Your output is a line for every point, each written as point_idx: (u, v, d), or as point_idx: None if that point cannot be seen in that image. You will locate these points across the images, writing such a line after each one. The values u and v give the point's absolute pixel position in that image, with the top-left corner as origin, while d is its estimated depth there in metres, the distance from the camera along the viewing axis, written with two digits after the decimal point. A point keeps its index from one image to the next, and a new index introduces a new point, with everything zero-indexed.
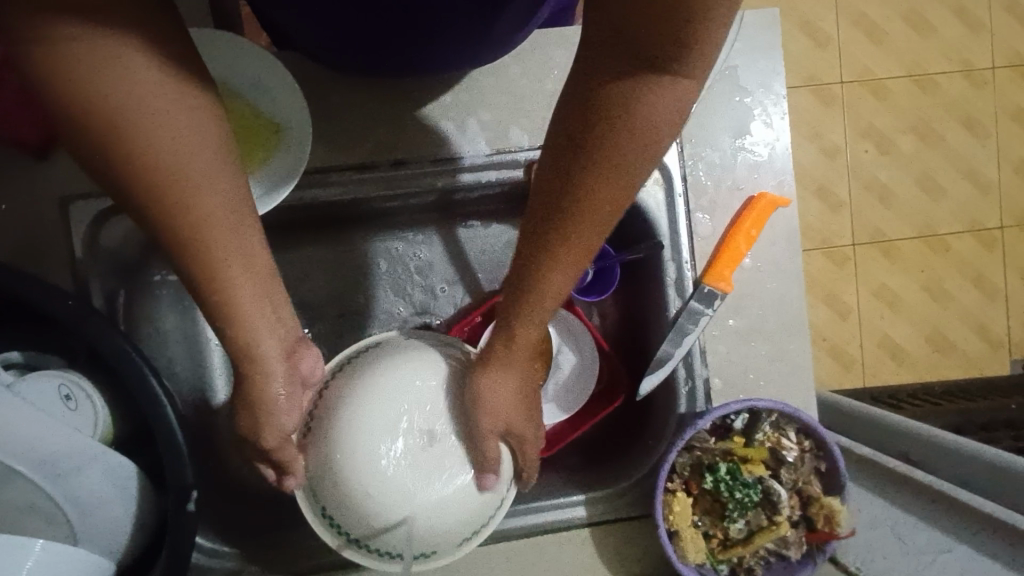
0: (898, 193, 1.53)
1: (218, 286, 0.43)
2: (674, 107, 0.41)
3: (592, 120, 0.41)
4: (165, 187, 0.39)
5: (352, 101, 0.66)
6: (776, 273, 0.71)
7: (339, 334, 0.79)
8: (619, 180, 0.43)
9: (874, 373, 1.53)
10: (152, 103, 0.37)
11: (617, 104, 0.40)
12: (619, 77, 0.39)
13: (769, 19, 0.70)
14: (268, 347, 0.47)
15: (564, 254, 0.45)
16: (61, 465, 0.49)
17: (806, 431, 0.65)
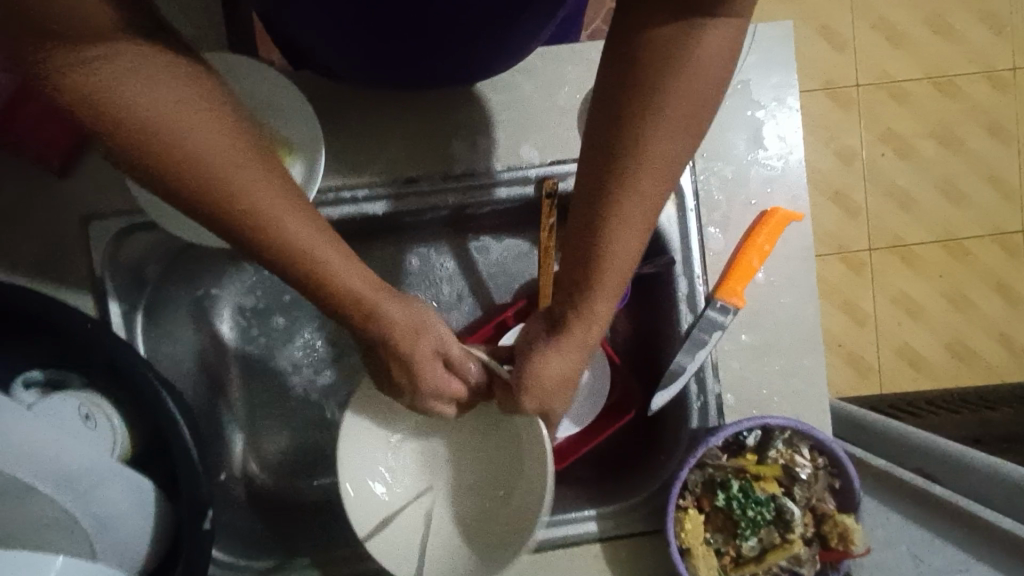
0: (917, 198, 1.51)
1: (316, 267, 0.47)
2: (722, 48, 0.45)
3: (645, 75, 0.46)
4: (227, 184, 0.42)
5: (366, 118, 0.66)
6: (790, 288, 0.71)
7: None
8: (683, 132, 0.47)
9: (892, 380, 1.51)
10: (178, 105, 0.40)
11: (671, 52, 0.45)
12: (662, 30, 0.45)
13: (784, 32, 0.70)
14: (380, 326, 0.53)
15: (633, 212, 0.49)
16: (83, 481, 0.50)
17: (820, 449, 0.64)
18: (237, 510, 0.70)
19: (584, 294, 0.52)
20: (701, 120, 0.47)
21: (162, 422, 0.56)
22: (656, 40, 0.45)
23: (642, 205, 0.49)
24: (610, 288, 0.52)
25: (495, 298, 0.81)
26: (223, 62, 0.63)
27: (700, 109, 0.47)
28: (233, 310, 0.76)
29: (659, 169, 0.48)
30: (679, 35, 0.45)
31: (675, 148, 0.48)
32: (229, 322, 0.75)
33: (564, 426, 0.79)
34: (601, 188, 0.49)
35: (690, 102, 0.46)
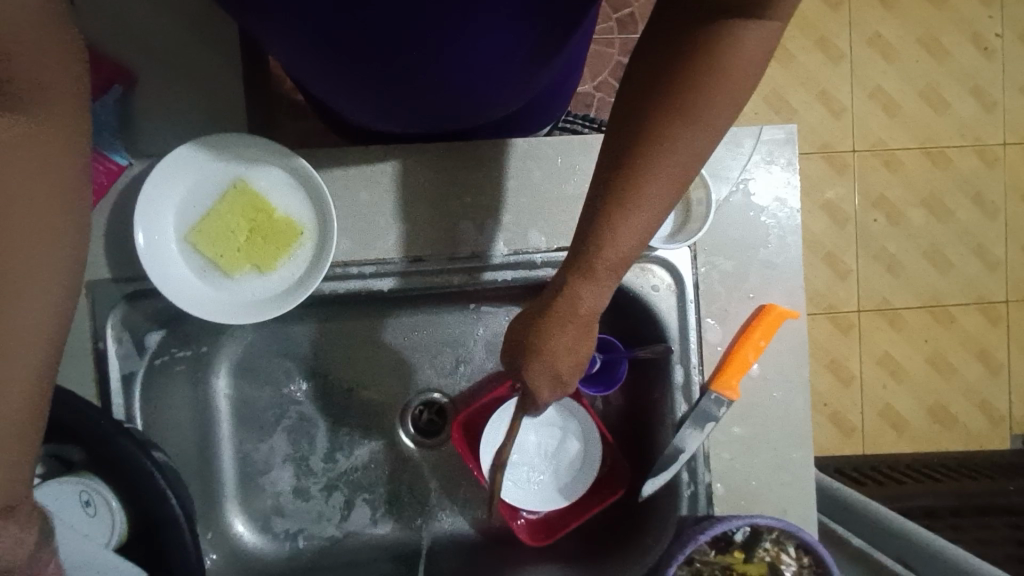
0: (905, 263, 1.54)
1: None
2: (759, 48, 0.46)
3: (681, 61, 0.47)
4: None
5: (376, 193, 0.67)
6: (782, 382, 0.72)
7: (325, 412, 0.79)
8: (705, 127, 0.48)
9: (875, 441, 1.53)
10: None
11: (715, 48, 0.46)
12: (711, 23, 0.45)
13: (788, 135, 0.72)
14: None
15: (649, 185, 0.50)
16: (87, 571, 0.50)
17: (806, 548, 0.64)
18: None
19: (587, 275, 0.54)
20: (718, 112, 0.48)
21: (161, 523, 0.56)
22: (699, 32, 0.46)
23: (663, 193, 0.51)
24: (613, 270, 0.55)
25: (493, 367, 0.82)
26: (230, 139, 0.62)
27: (725, 105, 0.48)
28: (231, 368, 0.77)
29: (683, 155, 0.49)
30: (720, 30, 0.45)
31: (693, 138, 0.49)
32: (226, 379, 0.76)
33: (553, 497, 0.79)
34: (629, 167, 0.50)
35: (714, 97, 0.47)
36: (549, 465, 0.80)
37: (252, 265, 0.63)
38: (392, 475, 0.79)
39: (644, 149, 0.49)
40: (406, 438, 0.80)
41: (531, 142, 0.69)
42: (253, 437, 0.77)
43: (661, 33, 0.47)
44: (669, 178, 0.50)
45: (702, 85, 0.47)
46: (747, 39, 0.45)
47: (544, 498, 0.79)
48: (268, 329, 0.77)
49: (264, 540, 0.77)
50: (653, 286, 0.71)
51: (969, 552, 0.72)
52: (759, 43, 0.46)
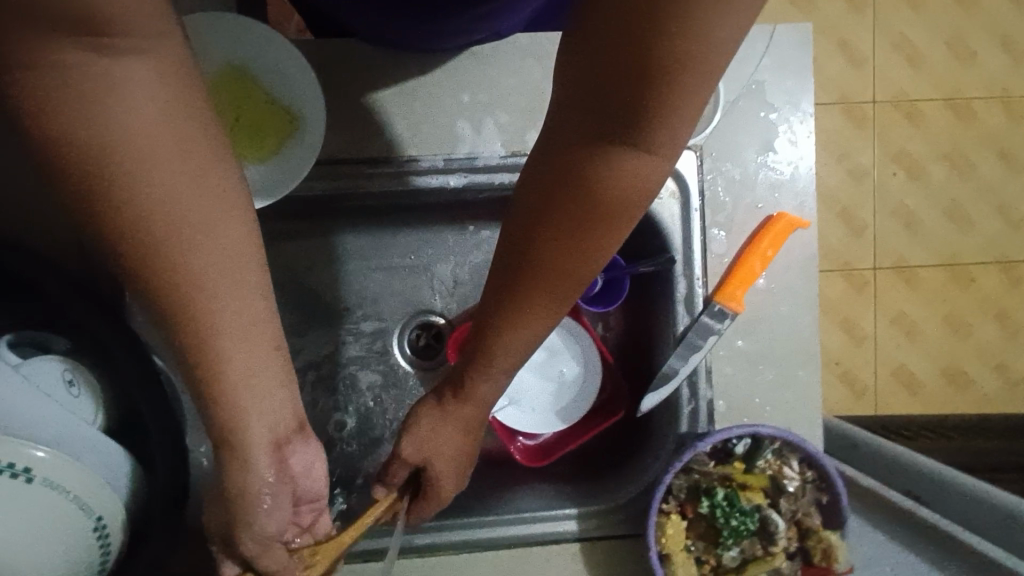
0: (924, 220, 1.49)
1: (224, 391, 0.43)
2: (641, 181, 0.40)
3: (563, 196, 0.42)
4: (176, 265, 0.37)
5: (368, 93, 0.65)
6: (789, 296, 0.69)
7: (321, 325, 0.78)
8: (583, 248, 0.44)
9: (886, 402, 1.49)
10: (133, 109, 0.33)
11: (583, 178, 0.40)
12: (578, 148, 0.40)
13: (803, 35, 0.68)
14: (254, 425, 0.45)
15: (537, 304, 0.47)
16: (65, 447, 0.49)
17: (809, 462, 0.63)
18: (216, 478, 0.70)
19: (471, 371, 0.52)
20: (595, 235, 0.43)
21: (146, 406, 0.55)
22: (574, 160, 0.40)
23: (541, 313, 0.48)
24: (488, 373, 0.52)
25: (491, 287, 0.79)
26: (220, 21, 0.60)
27: (608, 224, 0.43)
28: None
29: (561, 278, 0.45)
30: (588, 155, 0.39)
31: (571, 263, 0.45)
32: None
33: (552, 421, 0.77)
34: (506, 282, 0.47)
35: (591, 218, 0.42)
36: (550, 390, 0.78)
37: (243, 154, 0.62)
38: (390, 394, 0.78)
39: (520, 264, 0.46)
40: (402, 358, 0.79)
41: (531, 39, 0.66)
42: None
43: (543, 158, 0.42)
44: (544, 296, 0.46)
45: (578, 210, 0.42)
46: (623, 168, 0.39)
47: (543, 422, 0.77)
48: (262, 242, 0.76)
49: None
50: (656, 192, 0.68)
51: (977, 479, 0.70)
52: (644, 176, 0.40)
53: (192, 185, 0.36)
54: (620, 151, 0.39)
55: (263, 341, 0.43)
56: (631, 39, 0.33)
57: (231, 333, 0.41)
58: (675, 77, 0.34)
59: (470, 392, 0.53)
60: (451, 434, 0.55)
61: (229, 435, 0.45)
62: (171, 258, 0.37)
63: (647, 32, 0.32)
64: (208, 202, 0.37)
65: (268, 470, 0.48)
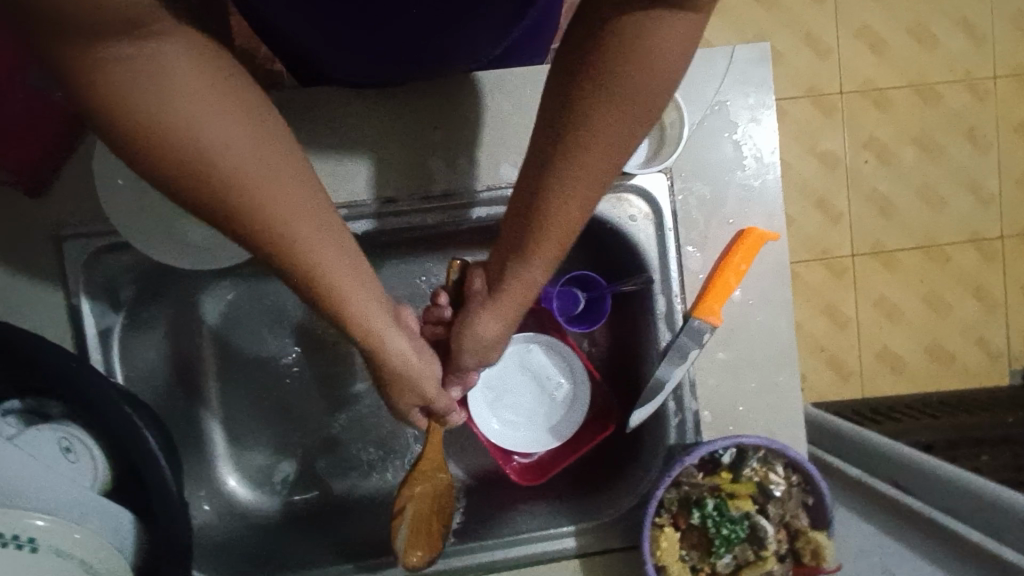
0: (897, 204, 1.52)
1: (344, 305, 0.50)
2: (681, 41, 0.41)
3: (597, 72, 0.43)
4: (278, 216, 0.43)
5: (342, 136, 0.66)
6: (766, 306, 0.71)
7: (312, 363, 0.79)
8: (626, 117, 0.45)
9: (872, 383, 1.53)
10: (192, 92, 0.37)
11: (620, 52, 0.41)
12: (616, 22, 0.40)
13: (762, 53, 0.70)
14: (377, 319, 0.52)
15: (575, 188, 0.49)
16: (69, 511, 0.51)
17: (793, 466, 0.65)
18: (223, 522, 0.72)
19: (520, 259, 0.54)
20: (642, 98, 0.44)
21: (141, 459, 0.56)
22: (613, 32, 0.41)
23: (587, 168, 0.48)
24: (535, 262, 0.54)
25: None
26: None
27: (643, 100, 0.44)
28: (213, 327, 0.77)
29: (601, 144, 0.46)
30: (628, 23, 0.40)
31: (620, 122, 0.45)
32: (210, 338, 0.77)
33: (545, 439, 0.79)
34: (549, 176, 0.49)
35: (634, 88, 0.43)
36: (546, 405, 0.81)
37: None
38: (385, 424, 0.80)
39: (565, 156, 0.47)
40: None
41: (498, 74, 0.67)
42: (242, 392, 0.78)
43: (576, 44, 0.43)
44: (590, 168, 0.48)
45: (616, 89, 0.43)
46: (658, 32, 0.40)
47: (538, 439, 0.79)
48: (249, 287, 0.78)
49: (256, 496, 0.77)
50: (631, 216, 0.70)
51: (955, 464, 0.72)
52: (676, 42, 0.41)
53: (259, 141, 0.41)
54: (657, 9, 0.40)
55: (345, 241, 0.48)
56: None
57: (317, 239, 0.45)
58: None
59: (499, 295, 0.58)
60: (513, 305, 0.58)
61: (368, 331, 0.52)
62: (270, 213, 0.42)
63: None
64: (264, 138, 0.42)
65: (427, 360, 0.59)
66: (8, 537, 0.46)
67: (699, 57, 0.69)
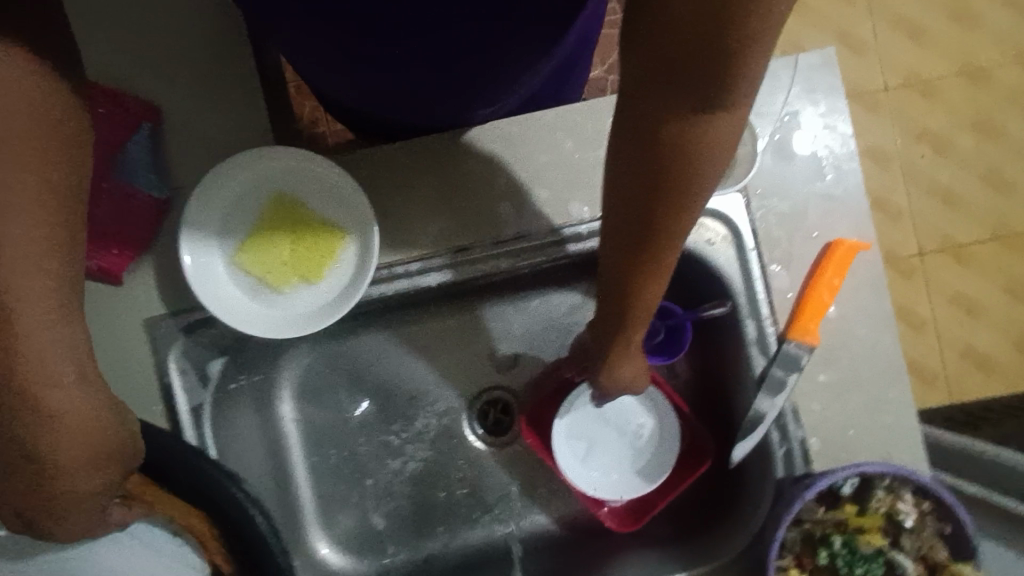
0: (961, 194, 1.44)
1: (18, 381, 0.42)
2: (728, 130, 0.41)
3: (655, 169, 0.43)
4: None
5: (408, 190, 0.66)
6: (864, 319, 0.67)
7: (393, 422, 0.78)
8: (687, 201, 0.45)
9: (961, 386, 1.40)
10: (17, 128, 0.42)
11: (675, 152, 0.42)
12: (666, 127, 0.41)
13: (825, 58, 0.68)
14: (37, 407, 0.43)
15: (653, 273, 0.50)
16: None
17: (923, 491, 0.60)
18: None
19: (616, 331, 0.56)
20: (699, 187, 0.44)
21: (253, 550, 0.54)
22: (664, 135, 0.41)
23: (662, 251, 0.49)
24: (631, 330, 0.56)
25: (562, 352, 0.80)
26: (266, 152, 0.61)
27: (699, 186, 0.44)
28: (295, 393, 0.77)
29: (671, 227, 0.47)
30: (680, 126, 0.40)
31: (683, 209, 0.46)
32: (291, 404, 0.77)
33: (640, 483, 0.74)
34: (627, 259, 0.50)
35: (691, 179, 0.43)
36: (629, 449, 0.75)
37: (300, 277, 0.62)
38: (470, 478, 0.78)
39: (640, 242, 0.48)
40: (475, 438, 0.79)
41: (558, 111, 0.67)
42: (327, 458, 0.77)
43: (626, 146, 0.44)
44: (661, 251, 0.49)
45: (677, 181, 0.44)
46: (708, 128, 0.40)
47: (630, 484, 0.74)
48: (325, 351, 0.77)
49: (349, 562, 0.76)
50: (707, 240, 0.67)
51: None
52: (723, 133, 0.41)
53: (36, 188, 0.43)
54: (704, 113, 0.40)
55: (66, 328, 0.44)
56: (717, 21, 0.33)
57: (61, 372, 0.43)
58: (748, 49, 0.35)
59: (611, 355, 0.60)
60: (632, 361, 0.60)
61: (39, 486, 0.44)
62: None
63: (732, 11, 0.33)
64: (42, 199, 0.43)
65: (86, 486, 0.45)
66: None
67: None
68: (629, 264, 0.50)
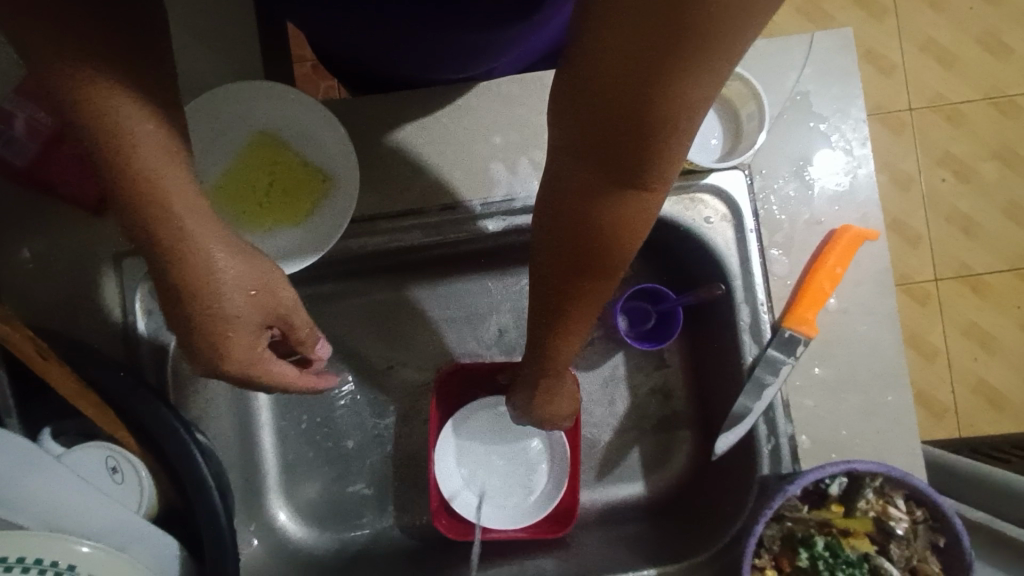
0: (983, 223, 1.34)
1: (217, 303, 0.41)
2: (646, 214, 0.37)
3: (572, 239, 0.39)
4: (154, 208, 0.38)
5: (397, 143, 0.64)
6: (866, 315, 0.63)
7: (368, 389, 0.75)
8: (603, 279, 0.42)
9: (972, 423, 1.31)
10: (140, 133, 0.37)
11: (592, 228, 0.38)
12: (581, 202, 0.37)
13: (844, 40, 0.65)
14: (239, 302, 0.41)
15: (562, 341, 0.47)
16: (116, 538, 0.48)
17: (917, 499, 0.56)
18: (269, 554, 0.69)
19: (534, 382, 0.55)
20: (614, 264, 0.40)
21: (190, 488, 0.52)
22: (580, 208, 0.37)
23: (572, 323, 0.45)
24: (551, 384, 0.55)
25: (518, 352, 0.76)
26: (262, 88, 0.60)
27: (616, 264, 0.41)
28: None
29: (584, 302, 0.43)
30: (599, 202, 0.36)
31: (598, 288, 0.42)
32: None
33: (495, 515, 0.70)
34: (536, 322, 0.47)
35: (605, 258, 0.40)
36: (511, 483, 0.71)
37: (277, 221, 0.60)
38: None
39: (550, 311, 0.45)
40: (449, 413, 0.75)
41: None
42: (293, 419, 0.74)
43: (545, 211, 0.39)
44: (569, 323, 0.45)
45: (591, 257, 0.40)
46: (629, 207, 0.36)
47: (487, 516, 0.70)
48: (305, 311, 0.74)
49: (307, 532, 0.72)
50: (706, 218, 0.64)
51: None
52: (644, 214, 0.37)
53: (169, 161, 0.38)
54: (623, 190, 0.36)
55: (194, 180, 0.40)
56: (632, 96, 0.29)
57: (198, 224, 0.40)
58: (667, 128, 0.31)
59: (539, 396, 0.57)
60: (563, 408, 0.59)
61: (233, 351, 0.42)
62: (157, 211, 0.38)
63: (648, 89, 0.29)
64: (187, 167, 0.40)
65: (250, 343, 0.43)
66: (48, 564, 0.41)
67: (775, 46, 0.65)
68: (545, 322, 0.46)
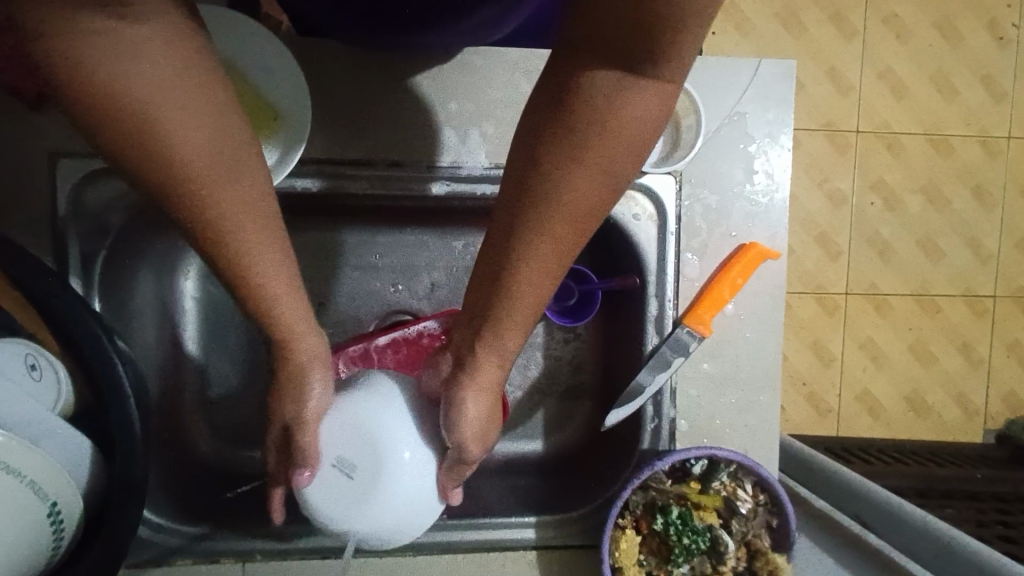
0: (897, 250, 1.46)
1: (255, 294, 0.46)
2: (651, 109, 0.43)
3: (576, 123, 0.42)
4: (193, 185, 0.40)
5: (357, 93, 0.65)
6: (755, 323, 0.71)
7: None
8: (598, 179, 0.44)
9: (849, 425, 1.47)
10: (172, 99, 0.37)
11: (599, 115, 0.42)
12: (592, 79, 0.41)
13: (786, 71, 0.70)
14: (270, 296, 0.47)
15: (545, 264, 0.47)
16: (23, 429, 0.50)
17: (762, 485, 0.65)
18: (181, 460, 0.72)
19: (486, 336, 0.51)
20: (616, 164, 0.44)
21: (106, 390, 0.54)
22: (589, 84, 0.41)
23: (559, 238, 0.46)
24: (507, 344, 0.51)
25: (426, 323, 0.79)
26: (217, 14, 0.60)
27: (615, 165, 0.44)
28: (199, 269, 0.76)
29: (579, 206, 0.45)
30: (609, 83, 0.41)
31: (590, 191, 0.44)
32: (193, 281, 0.76)
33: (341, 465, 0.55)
34: (515, 241, 0.46)
35: (605, 152, 0.43)
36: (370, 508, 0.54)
37: None
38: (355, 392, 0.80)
39: (540, 223, 0.45)
40: None
41: (521, 53, 0.67)
42: (219, 341, 0.76)
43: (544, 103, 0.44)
44: (554, 235, 0.46)
45: (588, 149, 0.43)
46: (637, 95, 0.42)
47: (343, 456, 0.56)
48: None
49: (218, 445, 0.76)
50: (634, 214, 0.69)
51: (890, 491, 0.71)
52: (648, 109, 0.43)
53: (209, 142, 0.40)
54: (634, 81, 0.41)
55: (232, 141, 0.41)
56: None
57: (258, 244, 0.44)
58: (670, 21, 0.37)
59: (476, 380, 0.53)
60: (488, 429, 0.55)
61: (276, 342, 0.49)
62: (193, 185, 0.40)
63: None
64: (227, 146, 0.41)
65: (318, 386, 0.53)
66: None
67: (724, 64, 0.69)
68: (524, 236, 0.46)
